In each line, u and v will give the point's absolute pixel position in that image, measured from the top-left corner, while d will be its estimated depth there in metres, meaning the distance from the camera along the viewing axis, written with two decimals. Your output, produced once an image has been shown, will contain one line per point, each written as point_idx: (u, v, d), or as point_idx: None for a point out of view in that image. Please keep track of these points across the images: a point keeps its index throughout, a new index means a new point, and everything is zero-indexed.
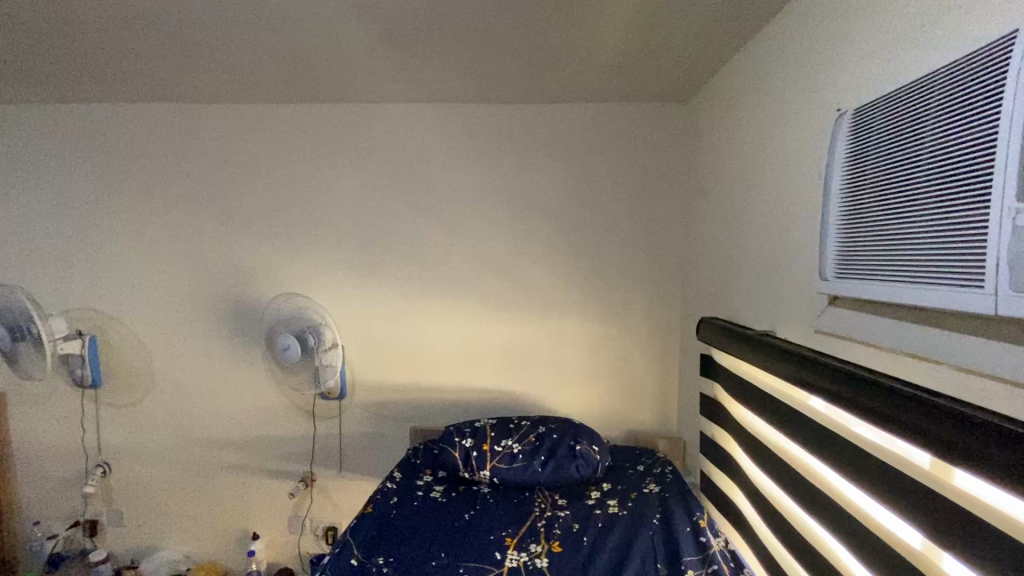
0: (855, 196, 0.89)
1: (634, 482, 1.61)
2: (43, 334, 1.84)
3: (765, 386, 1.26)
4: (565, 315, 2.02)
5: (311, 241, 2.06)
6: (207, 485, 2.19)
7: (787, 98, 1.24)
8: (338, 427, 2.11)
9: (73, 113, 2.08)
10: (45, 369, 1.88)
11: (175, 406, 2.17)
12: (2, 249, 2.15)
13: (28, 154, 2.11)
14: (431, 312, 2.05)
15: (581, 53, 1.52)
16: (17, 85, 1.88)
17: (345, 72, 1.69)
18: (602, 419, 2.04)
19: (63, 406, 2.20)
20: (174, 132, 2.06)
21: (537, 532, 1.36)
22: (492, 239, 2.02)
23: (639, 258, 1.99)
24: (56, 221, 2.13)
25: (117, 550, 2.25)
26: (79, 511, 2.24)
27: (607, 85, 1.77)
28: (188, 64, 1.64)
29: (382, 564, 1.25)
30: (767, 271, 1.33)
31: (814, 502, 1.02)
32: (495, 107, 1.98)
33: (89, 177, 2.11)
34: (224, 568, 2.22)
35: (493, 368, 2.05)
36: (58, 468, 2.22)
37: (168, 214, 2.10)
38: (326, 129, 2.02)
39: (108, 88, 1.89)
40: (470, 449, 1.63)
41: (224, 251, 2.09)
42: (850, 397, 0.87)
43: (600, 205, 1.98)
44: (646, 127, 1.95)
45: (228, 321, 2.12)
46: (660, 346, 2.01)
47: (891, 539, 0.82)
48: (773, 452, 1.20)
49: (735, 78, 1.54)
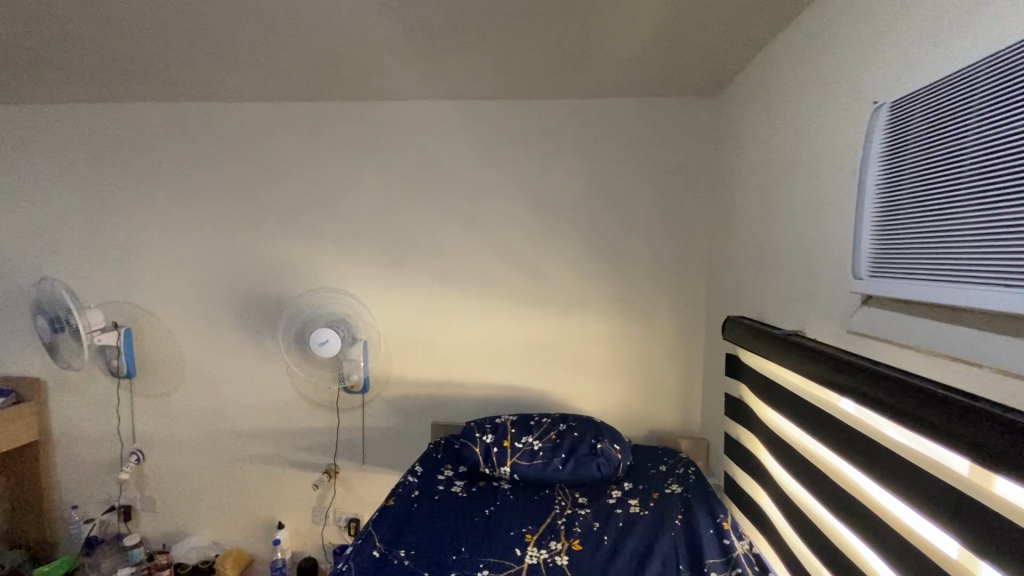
0: (891, 194, 0.86)
1: (656, 482, 1.59)
2: (82, 326, 1.91)
3: (791, 386, 1.24)
4: (586, 312, 2.01)
5: (336, 237, 2.09)
6: (235, 473, 2.24)
7: (819, 91, 1.21)
8: (361, 421, 2.14)
9: (112, 113, 2.15)
10: (83, 360, 1.96)
11: (204, 397, 2.23)
12: (43, 243, 2.25)
13: (67, 153, 2.20)
14: (453, 308, 2.06)
15: (605, 45, 1.50)
16: (57, 87, 1.96)
17: (370, 70, 1.71)
18: (623, 417, 2.02)
19: (100, 395, 2.28)
20: (205, 131, 2.11)
21: (557, 530, 1.36)
22: (514, 236, 2.01)
23: (663, 254, 1.96)
24: (92, 216, 2.21)
25: (150, 534, 2.33)
26: (114, 497, 2.32)
27: (631, 79, 1.75)
28: (217, 64, 1.68)
29: (403, 556, 1.26)
30: (796, 268, 1.30)
31: (841, 506, 1.00)
32: (518, 104, 1.97)
33: (123, 173, 2.18)
34: (251, 555, 2.27)
35: (515, 364, 2.05)
36: (96, 455, 2.31)
37: (198, 210, 2.15)
38: (351, 126, 2.05)
39: (141, 89, 1.96)
40: (491, 445, 1.65)
41: (253, 246, 2.14)
42: (882, 400, 0.84)
43: (623, 201, 1.96)
44: (672, 122, 1.92)
45: (255, 314, 2.17)
46: (684, 346, 1.99)
47: (925, 546, 0.79)
48: (801, 454, 1.17)
49: (765, 72, 1.51)
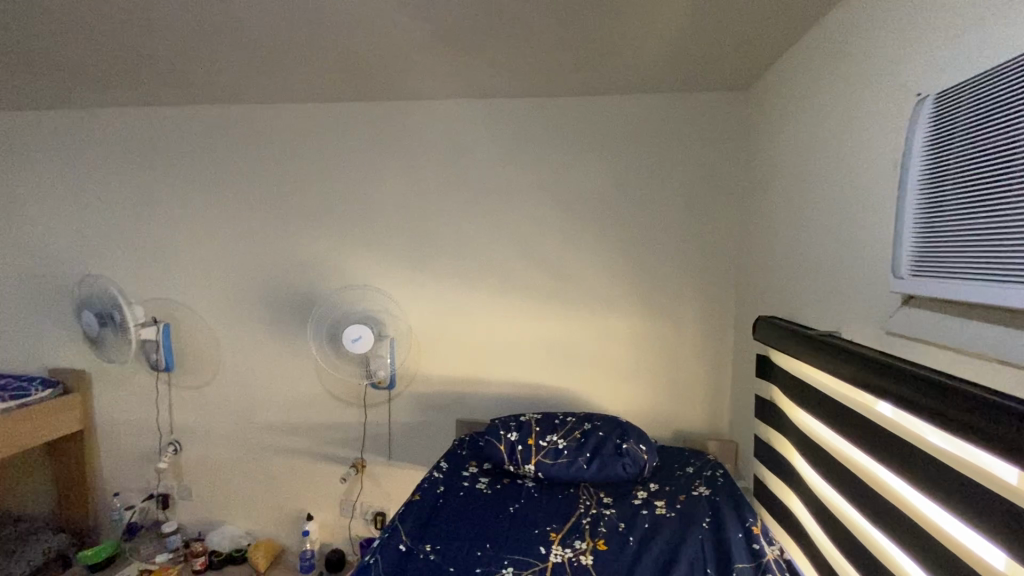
0: (934, 190, 0.82)
1: (682, 484, 1.57)
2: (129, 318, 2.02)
3: (826, 388, 1.20)
4: (612, 311, 1.99)
5: (364, 235, 2.13)
6: (266, 465, 2.31)
7: (857, 85, 1.17)
8: (387, 417, 2.18)
9: (151, 116, 2.24)
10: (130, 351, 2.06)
11: (237, 391, 2.30)
12: (87, 241, 2.35)
13: (109, 155, 2.29)
14: (477, 305, 2.08)
15: (633, 41, 1.48)
16: (101, 92, 2.04)
17: (397, 70, 1.73)
18: (649, 418, 2.00)
19: (140, 387, 2.38)
20: (238, 132, 2.18)
21: (582, 530, 1.35)
22: (539, 234, 2.01)
23: (691, 253, 1.93)
24: (133, 215, 2.30)
25: (186, 522, 2.41)
26: (153, 485, 2.41)
27: (659, 75, 1.73)
28: (250, 67, 1.72)
29: (429, 551, 1.27)
30: (832, 267, 1.26)
31: (878, 512, 0.96)
32: (543, 102, 1.97)
33: (161, 174, 2.26)
34: (281, 546, 2.33)
35: (539, 363, 2.05)
36: (136, 444, 2.41)
37: (231, 208, 2.21)
38: (378, 126, 2.08)
39: (178, 92, 2.02)
40: (515, 442, 1.65)
41: (284, 244, 2.19)
42: (920, 403, 0.81)
43: (650, 199, 1.93)
44: (701, 118, 1.88)
45: (286, 311, 2.23)
46: (712, 346, 1.95)
47: (966, 555, 0.76)
48: (835, 459, 1.14)
49: (799, 64, 1.46)
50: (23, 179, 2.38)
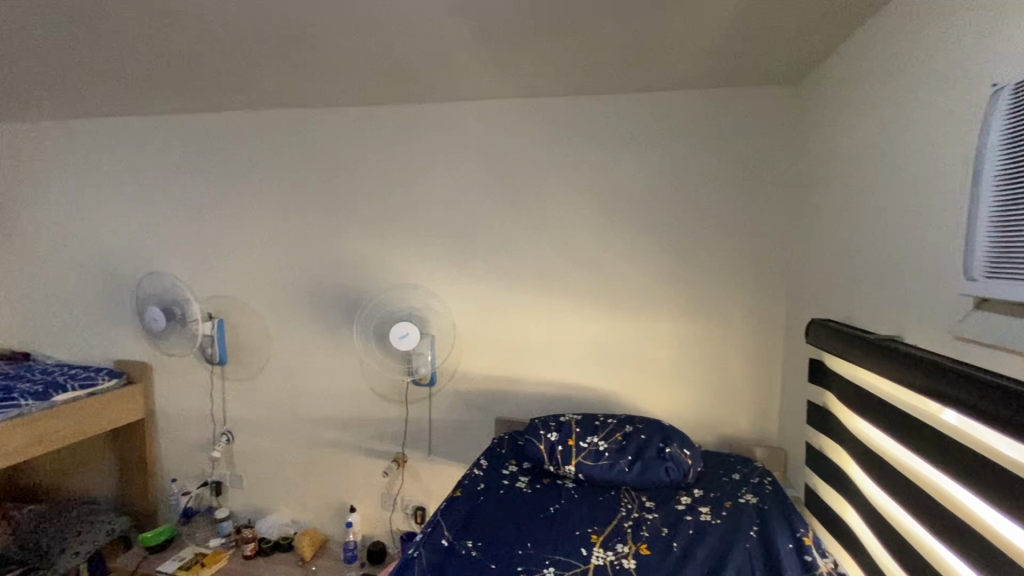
0: (1013, 186, 0.76)
1: (728, 490, 1.53)
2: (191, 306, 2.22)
3: (885, 395, 1.14)
4: (654, 312, 1.96)
5: (407, 235, 2.18)
6: (312, 457, 2.39)
7: (923, 75, 1.10)
8: (428, 413, 2.21)
9: (209, 121, 2.35)
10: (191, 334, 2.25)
11: (284, 384, 2.39)
12: (150, 240, 2.49)
13: (169, 159, 2.42)
14: (517, 305, 2.08)
15: (679, 37, 1.45)
16: (162, 100, 2.16)
17: (441, 72, 1.76)
18: (692, 422, 1.95)
19: (196, 379, 2.50)
20: (288, 136, 2.26)
21: (623, 533, 1.33)
22: (581, 233, 2.00)
23: (738, 253, 1.87)
24: (190, 216, 2.42)
25: (237, 509, 2.52)
26: (207, 472, 2.54)
27: (705, 70, 1.69)
28: (301, 73, 1.79)
29: (471, 548, 1.28)
30: (894, 267, 1.19)
31: (938, 525, 0.91)
32: (585, 100, 1.96)
33: (216, 177, 2.37)
34: (325, 535, 2.40)
35: (579, 363, 2.04)
36: (192, 434, 2.54)
37: (281, 209, 2.30)
38: (421, 128, 2.12)
39: (233, 98, 2.12)
40: (556, 443, 1.65)
41: (330, 244, 2.26)
42: (985, 410, 0.76)
43: (695, 197, 1.89)
44: (750, 114, 1.83)
45: (332, 309, 2.30)
46: (760, 349, 1.89)
47: None
48: (893, 469, 1.08)
49: (857, 55, 1.40)
50: (93, 182, 2.54)
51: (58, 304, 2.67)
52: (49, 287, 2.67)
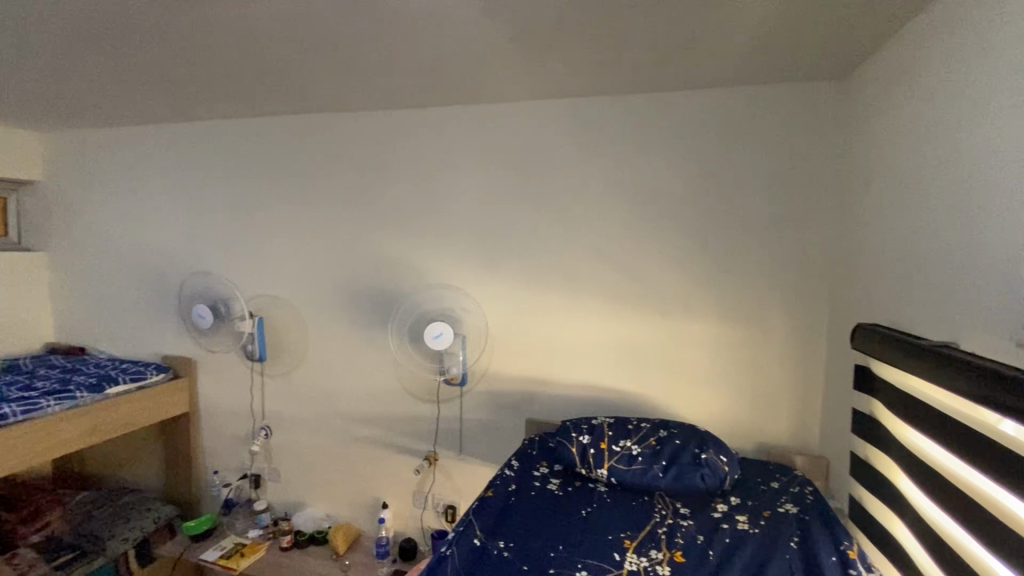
0: None
1: (767, 499, 1.48)
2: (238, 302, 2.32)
3: (937, 404, 1.09)
4: (689, 314, 1.92)
5: (440, 236, 2.20)
6: (346, 454, 2.44)
7: (979, 67, 1.05)
8: (460, 413, 2.23)
9: (251, 126, 2.43)
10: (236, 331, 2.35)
11: (320, 381, 2.45)
12: (196, 241, 2.60)
13: (214, 163, 2.52)
14: (549, 306, 2.08)
15: (718, 33, 1.42)
16: (209, 106, 2.25)
17: (475, 74, 1.77)
18: (729, 427, 1.90)
19: (237, 375, 2.59)
20: (327, 139, 2.32)
21: (657, 539, 1.31)
22: (615, 234, 1.98)
23: (779, 254, 1.82)
24: (233, 217, 2.51)
25: (274, 502, 2.60)
26: (247, 466, 2.63)
27: (744, 66, 1.65)
28: (339, 77, 1.83)
29: (503, 548, 1.29)
30: (948, 270, 1.14)
31: (993, 540, 0.87)
32: (620, 100, 1.94)
33: (258, 179, 2.45)
34: (358, 531, 2.45)
35: (612, 366, 2.02)
36: (233, 428, 2.63)
37: (319, 211, 2.37)
38: (455, 130, 2.14)
39: (275, 104, 2.19)
40: (588, 445, 1.64)
41: (366, 244, 2.31)
42: None
43: (733, 197, 1.85)
44: (792, 112, 1.77)
45: (367, 308, 2.34)
46: (801, 353, 1.83)
47: None
48: (944, 481, 1.03)
49: (907, 49, 1.35)
50: (144, 185, 2.67)
51: (111, 301, 2.82)
52: (103, 285, 2.82)
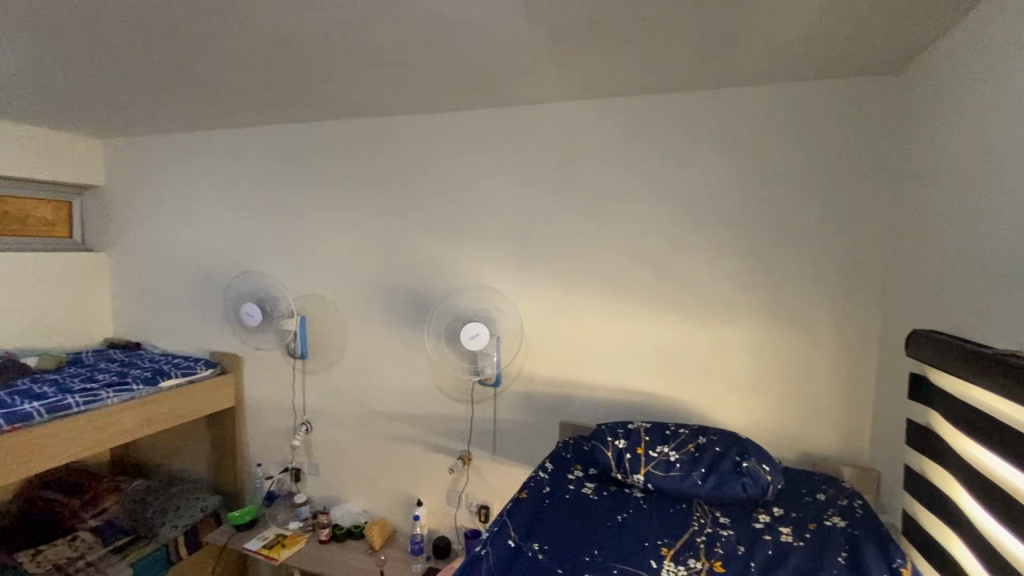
0: None
1: (813, 511, 1.43)
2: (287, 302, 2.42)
3: (998, 414, 1.03)
4: (730, 318, 1.87)
5: (476, 238, 2.22)
6: (383, 451, 2.49)
7: None
8: (494, 414, 2.24)
9: (297, 131, 2.52)
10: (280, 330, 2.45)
11: (358, 379, 2.51)
12: (243, 242, 2.71)
13: (261, 167, 2.62)
14: (586, 309, 2.07)
15: (761, 30, 1.38)
16: (256, 112, 2.35)
17: (513, 77, 1.78)
18: (771, 436, 1.84)
19: (280, 371, 2.69)
20: (368, 143, 2.38)
21: (696, 548, 1.28)
22: (652, 235, 1.96)
23: (826, 257, 1.75)
24: (278, 220, 2.61)
25: (314, 496, 2.68)
26: (288, 460, 2.72)
27: (790, 63, 1.60)
28: (379, 82, 1.87)
29: (538, 550, 1.28)
30: (1013, 274, 1.07)
31: None
32: (659, 100, 1.92)
33: (302, 183, 2.54)
34: (393, 527, 2.50)
35: (648, 369, 1.99)
36: (276, 422, 2.73)
37: (359, 213, 2.43)
38: (492, 133, 2.16)
39: (318, 109, 2.26)
40: (624, 450, 1.61)
41: (404, 246, 2.36)
42: None
43: (777, 198, 1.79)
44: (841, 108, 1.71)
45: (404, 309, 2.39)
46: (850, 360, 1.75)
47: None
48: (1006, 496, 0.97)
49: (968, 40, 1.27)
50: (196, 189, 2.80)
51: (164, 300, 2.97)
52: (157, 284, 2.97)
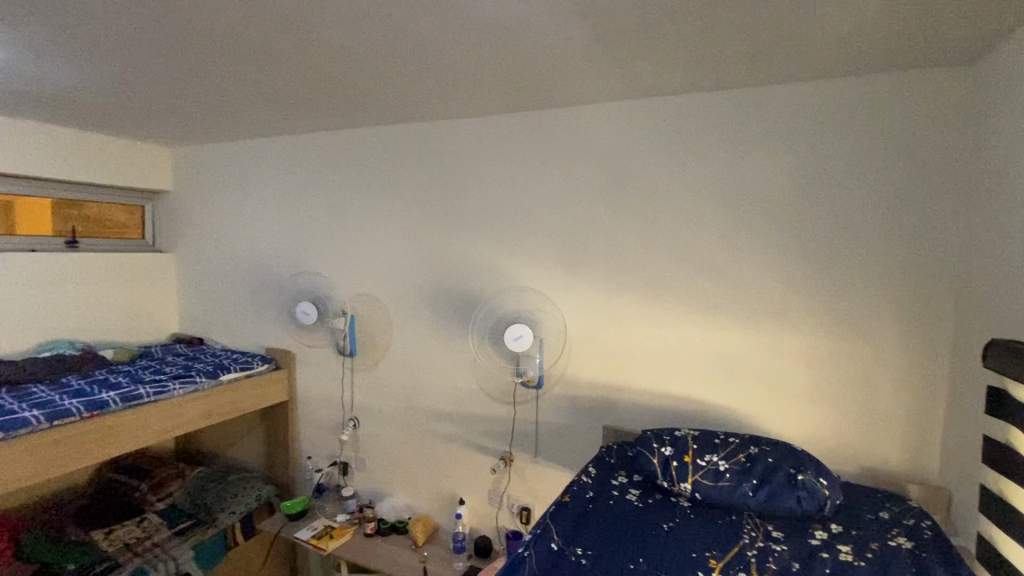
0: None
1: (874, 530, 1.35)
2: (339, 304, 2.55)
3: None
4: (783, 323, 1.80)
5: (520, 240, 2.24)
6: (426, 448, 2.54)
7: None
8: (536, 416, 2.24)
9: (348, 137, 2.63)
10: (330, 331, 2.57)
11: (403, 377, 2.57)
12: (297, 243, 2.84)
13: (314, 172, 2.75)
14: (630, 311, 2.04)
15: (818, 24, 1.33)
16: (311, 120, 2.46)
17: (557, 79, 1.79)
18: (828, 448, 1.75)
19: (329, 368, 2.79)
20: (415, 147, 2.45)
21: (747, 562, 1.23)
22: (700, 237, 1.91)
23: (889, 260, 1.65)
24: (329, 222, 2.72)
25: (360, 489, 2.76)
26: (337, 454, 2.82)
27: (849, 57, 1.53)
28: (426, 87, 1.92)
29: (581, 555, 1.27)
30: None
31: None
32: (708, 99, 1.88)
33: (352, 186, 2.63)
34: (435, 524, 2.54)
35: (694, 375, 1.94)
36: (325, 417, 2.83)
37: (407, 215, 2.49)
38: (537, 136, 2.17)
39: (369, 115, 2.35)
40: (670, 458, 1.58)
41: (449, 248, 2.40)
42: None
43: (835, 198, 1.71)
44: (907, 103, 1.61)
45: (448, 310, 2.43)
46: (916, 370, 1.64)
47: None
48: None
49: None
50: (254, 193, 2.96)
51: (225, 298, 3.15)
52: (218, 283, 3.16)
